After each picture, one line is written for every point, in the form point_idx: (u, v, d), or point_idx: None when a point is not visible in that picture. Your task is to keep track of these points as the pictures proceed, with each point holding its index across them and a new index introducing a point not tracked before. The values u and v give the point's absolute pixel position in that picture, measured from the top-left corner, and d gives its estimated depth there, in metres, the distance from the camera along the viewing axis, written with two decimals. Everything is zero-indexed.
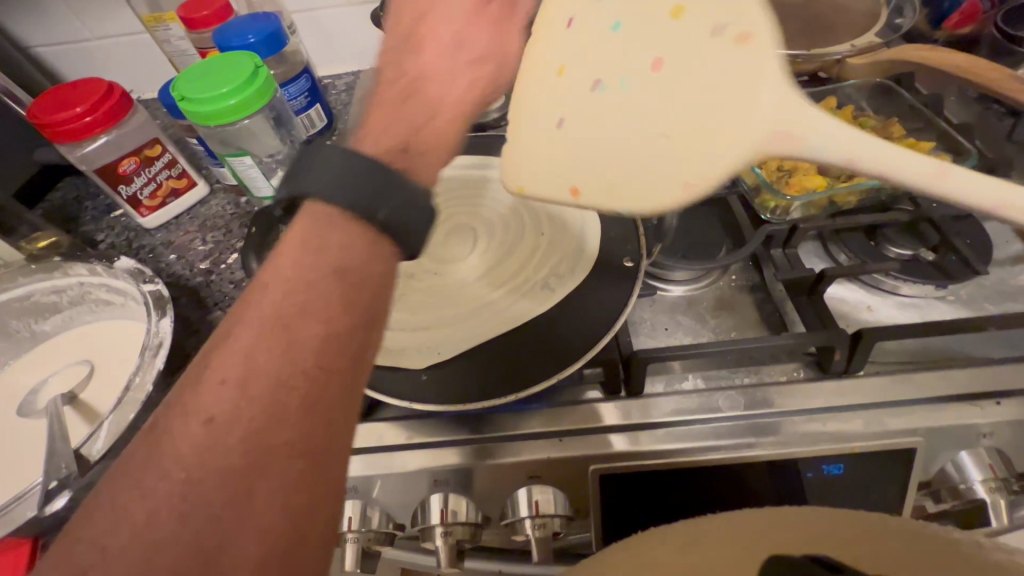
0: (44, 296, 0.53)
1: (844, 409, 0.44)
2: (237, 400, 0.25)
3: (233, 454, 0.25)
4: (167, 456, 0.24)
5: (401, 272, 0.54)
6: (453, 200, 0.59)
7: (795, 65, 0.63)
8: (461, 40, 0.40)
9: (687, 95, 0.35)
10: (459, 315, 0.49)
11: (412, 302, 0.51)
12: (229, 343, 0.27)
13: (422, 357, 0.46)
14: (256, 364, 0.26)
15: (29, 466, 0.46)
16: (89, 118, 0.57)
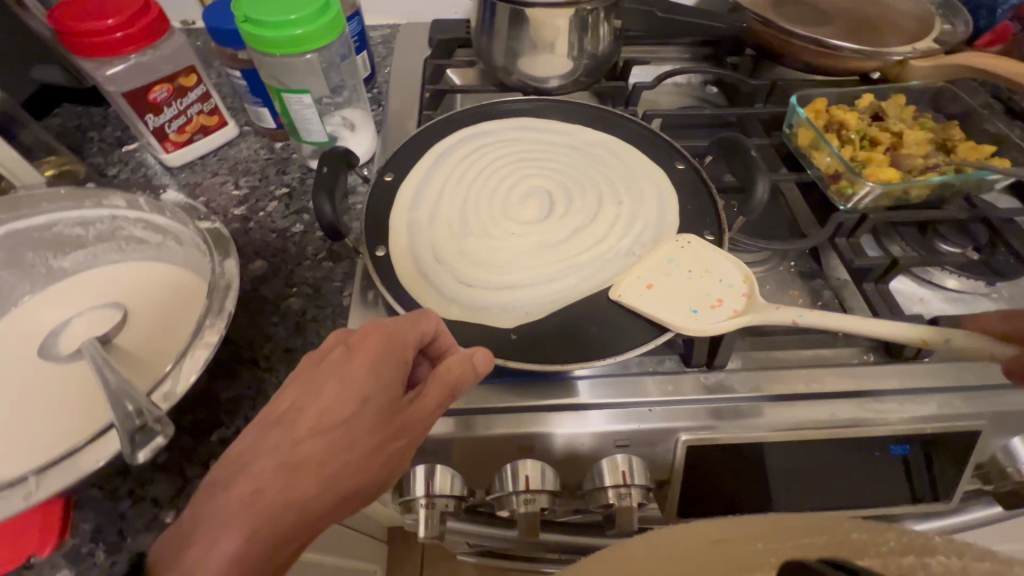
0: (68, 228, 0.47)
1: (921, 392, 0.45)
2: (280, 505, 0.32)
3: (274, 521, 0.32)
4: (226, 502, 0.32)
5: (476, 231, 0.52)
6: (524, 162, 0.58)
7: (856, 62, 0.65)
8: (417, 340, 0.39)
9: (676, 294, 0.46)
10: (543, 277, 0.48)
11: (493, 261, 0.50)
12: (299, 428, 0.35)
13: (510, 317, 0.46)
14: (294, 483, 0.33)
15: (55, 415, 0.40)
16: (121, 33, 0.51)
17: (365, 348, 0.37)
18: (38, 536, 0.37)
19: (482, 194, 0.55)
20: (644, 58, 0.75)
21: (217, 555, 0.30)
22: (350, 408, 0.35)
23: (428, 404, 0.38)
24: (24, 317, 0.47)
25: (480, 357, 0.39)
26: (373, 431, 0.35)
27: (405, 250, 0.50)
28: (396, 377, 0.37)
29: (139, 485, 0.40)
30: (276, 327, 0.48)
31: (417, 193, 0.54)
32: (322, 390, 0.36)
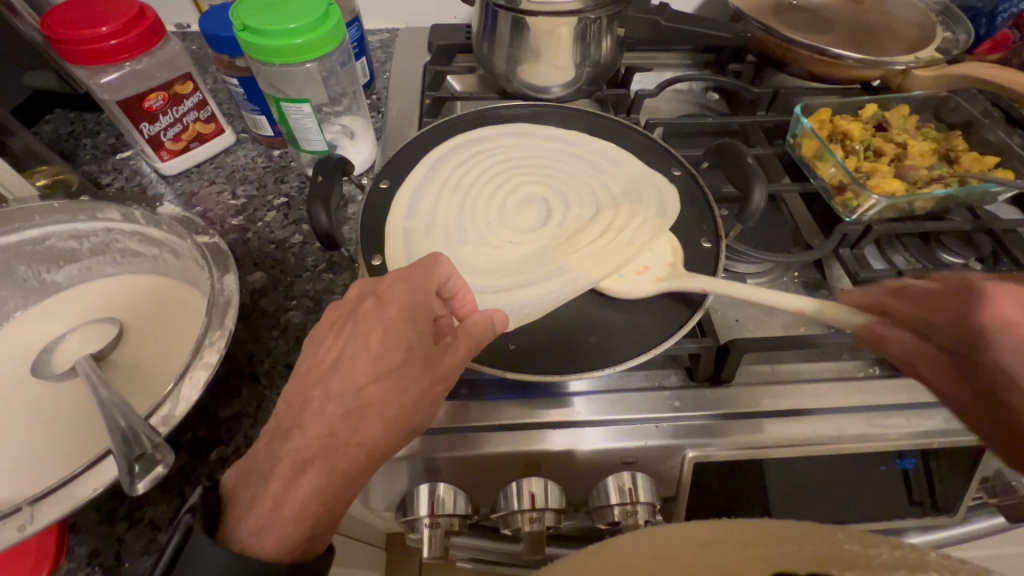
0: (61, 241, 0.46)
1: (928, 407, 0.45)
2: (345, 448, 0.36)
3: (338, 461, 0.35)
4: (295, 446, 0.35)
5: (474, 239, 0.51)
6: (520, 168, 0.57)
7: (858, 71, 0.65)
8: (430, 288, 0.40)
9: (606, 263, 0.48)
10: (538, 284, 0.48)
11: (489, 269, 0.49)
12: (345, 379, 0.37)
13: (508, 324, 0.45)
14: (359, 425, 0.36)
15: (46, 437, 0.39)
16: (116, 41, 0.49)
17: (397, 297, 0.39)
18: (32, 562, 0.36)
19: (478, 201, 0.54)
20: (646, 65, 0.74)
21: (304, 487, 0.34)
22: (392, 359, 0.37)
23: (463, 351, 0.39)
24: (18, 333, 0.46)
25: (498, 316, 0.41)
26: (421, 375, 0.37)
27: (401, 257, 0.48)
28: (426, 326, 0.39)
29: (136, 507, 0.39)
30: (276, 341, 0.47)
31: (413, 199, 0.53)
32: (367, 339, 0.38)
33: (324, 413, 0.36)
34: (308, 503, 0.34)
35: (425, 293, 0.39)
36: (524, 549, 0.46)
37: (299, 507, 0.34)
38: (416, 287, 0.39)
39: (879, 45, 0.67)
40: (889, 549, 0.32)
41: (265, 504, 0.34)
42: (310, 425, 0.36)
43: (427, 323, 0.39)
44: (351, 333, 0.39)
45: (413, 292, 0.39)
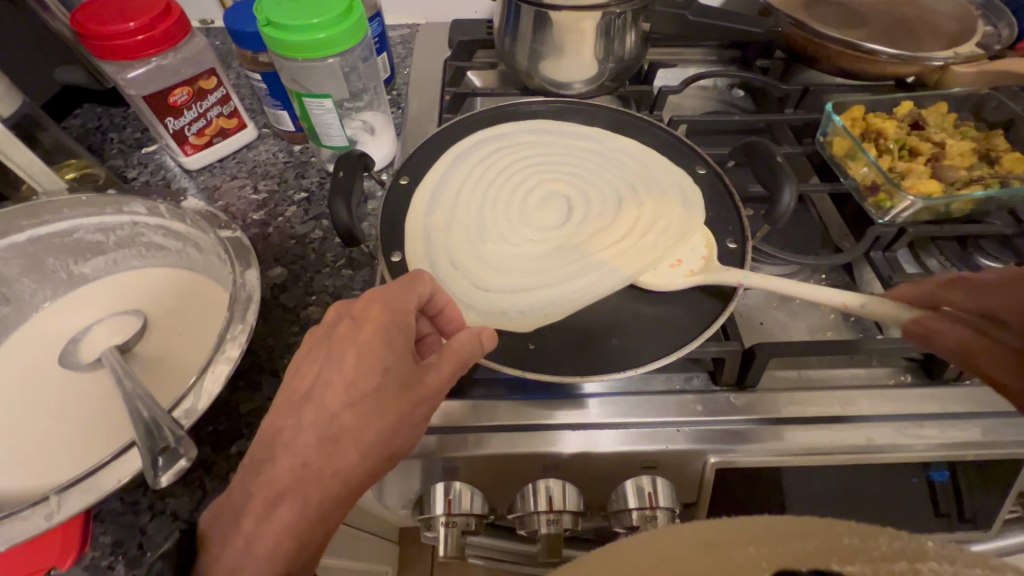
0: (88, 234, 0.46)
1: (962, 416, 0.44)
2: (323, 475, 0.35)
3: (314, 490, 0.35)
4: (272, 477, 0.35)
5: (493, 236, 0.51)
6: (540, 167, 0.56)
7: (892, 67, 0.63)
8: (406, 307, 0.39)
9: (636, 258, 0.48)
10: (559, 280, 0.47)
11: (510, 265, 0.48)
12: (320, 405, 0.36)
13: (528, 321, 0.44)
14: (333, 455, 0.36)
15: (72, 427, 0.40)
16: (142, 37, 0.50)
17: (371, 319, 0.39)
18: (59, 550, 0.36)
19: (499, 197, 0.53)
20: (670, 60, 0.73)
21: (278, 520, 0.35)
22: (367, 382, 0.37)
23: (443, 373, 0.38)
24: (47, 324, 0.47)
25: (487, 332, 0.39)
26: (396, 401, 0.36)
27: (422, 254, 0.48)
28: (401, 348, 0.38)
29: (159, 497, 0.39)
30: (295, 336, 0.48)
31: (433, 195, 0.53)
32: (340, 365, 0.37)
33: (299, 439, 0.36)
34: (285, 532, 0.34)
35: (402, 312, 0.39)
36: (540, 551, 0.46)
37: (276, 538, 0.34)
38: (393, 307, 0.39)
39: (915, 41, 0.64)
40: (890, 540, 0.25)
41: (238, 541, 0.34)
42: (285, 453, 0.36)
43: (401, 344, 0.38)
44: (326, 356, 0.38)
45: (389, 313, 0.39)
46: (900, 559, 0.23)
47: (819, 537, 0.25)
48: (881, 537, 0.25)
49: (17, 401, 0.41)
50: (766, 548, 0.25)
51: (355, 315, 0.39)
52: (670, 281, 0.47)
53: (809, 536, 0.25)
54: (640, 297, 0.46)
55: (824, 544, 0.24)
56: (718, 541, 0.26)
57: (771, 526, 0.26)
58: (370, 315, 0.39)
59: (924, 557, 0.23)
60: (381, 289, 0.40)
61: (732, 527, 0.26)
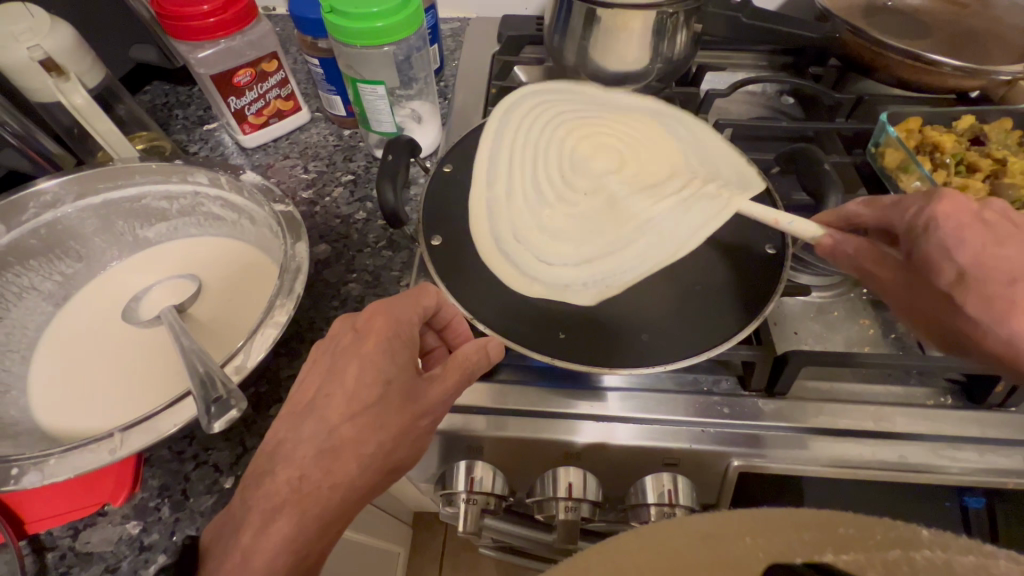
0: (155, 200, 0.50)
1: (1004, 444, 0.42)
2: (324, 488, 0.35)
3: (315, 504, 0.35)
4: (271, 492, 0.35)
5: (550, 212, 0.52)
6: (590, 139, 0.57)
7: (955, 80, 0.60)
8: (406, 323, 0.40)
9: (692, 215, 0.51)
10: (615, 249, 0.49)
11: (569, 237, 0.51)
12: (321, 417, 0.37)
13: (590, 293, 0.46)
14: (333, 467, 0.36)
15: (130, 377, 0.43)
16: (214, 20, 0.53)
17: (374, 331, 0.39)
18: (112, 488, 0.39)
19: (550, 175, 0.55)
20: (719, 64, 0.72)
21: (275, 536, 0.34)
22: (371, 394, 0.37)
23: (447, 384, 0.39)
24: (112, 282, 0.50)
25: (493, 345, 0.41)
26: (398, 413, 0.37)
27: (482, 228, 0.50)
28: (404, 360, 0.39)
29: (203, 449, 0.42)
30: (336, 311, 0.50)
31: (493, 172, 0.54)
32: (342, 376, 0.37)
33: (298, 452, 0.36)
34: (283, 549, 0.34)
35: (407, 326, 0.40)
36: (556, 537, 0.47)
37: (275, 556, 0.34)
38: (395, 320, 0.40)
39: (981, 54, 0.62)
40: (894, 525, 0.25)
41: (235, 556, 0.34)
42: (284, 467, 0.36)
43: (404, 358, 0.39)
44: (327, 368, 0.39)
45: (391, 326, 0.39)
46: (895, 547, 0.24)
47: (815, 528, 0.25)
48: (877, 525, 0.25)
49: (84, 350, 0.45)
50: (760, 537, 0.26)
51: (355, 327, 0.40)
52: (705, 281, 0.47)
53: (804, 527, 0.25)
54: (675, 295, 0.46)
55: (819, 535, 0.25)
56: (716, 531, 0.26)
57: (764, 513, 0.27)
58: (371, 328, 0.39)
59: (919, 544, 0.24)
60: (383, 304, 0.41)
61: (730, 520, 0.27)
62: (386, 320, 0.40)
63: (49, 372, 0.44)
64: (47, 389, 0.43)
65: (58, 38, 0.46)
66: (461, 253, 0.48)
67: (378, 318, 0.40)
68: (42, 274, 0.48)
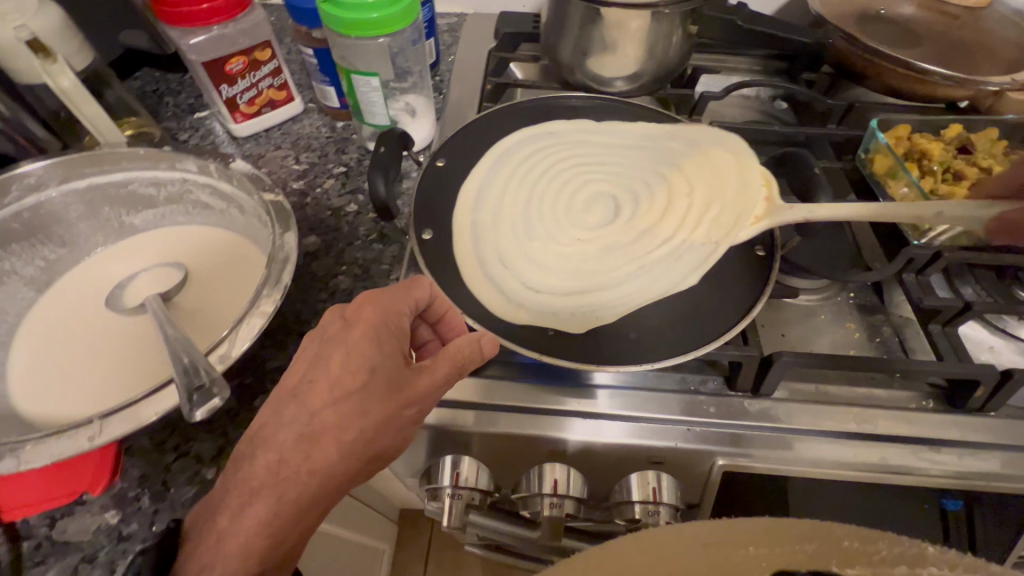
0: (142, 187, 0.49)
1: (984, 448, 0.43)
2: (302, 475, 0.35)
3: (293, 490, 0.35)
4: (248, 476, 0.35)
5: (542, 235, 0.51)
6: (591, 167, 0.55)
7: (944, 89, 0.61)
8: (395, 312, 0.40)
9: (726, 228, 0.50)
10: (607, 285, 0.47)
11: (559, 265, 0.49)
12: (304, 403, 0.37)
13: (580, 321, 0.44)
14: (312, 453, 0.36)
15: (111, 365, 0.42)
16: (207, 6, 0.53)
17: (362, 320, 0.39)
18: (91, 477, 0.39)
19: (548, 195, 0.53)
20: (714, 67, 0.73)
21: (251, 518, 0.34)
22: (354, 382, 0.37)
23: (433, 377, 0.38)
24: (96, 269, 0.50)
25: (487, 340, 0.39)
26: (382, 402, 0.37)
27: (470, 248, 0.49)
28: (389, 351, 0.38)
29: (185, 439, 0.41)
30: (324, 303, 0.50)
31: (481, 190, 0.53)
32: (327, 363, 0.37)
33: (279, 438, 0.36)
34: (257, 533, 0.34)
35: (396, 314, 0.40)
36: (541, 533, 0.47)
37: (251, 539, 0.34)
38: (383, 309, 0.40)
39: (970, 64, 0.63)
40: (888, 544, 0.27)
41: (211, 538, 0.34)
42: (264, 451, 0.36)
43: (390, 347, 0.39)
44: (313, 354, 0.39)
45: (380, 315, 0.39)
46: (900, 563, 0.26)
47: (820, 540, 0.27)
48: (879, 541, 0.27)
49: (66, 337, 0.44)
50: (764, 547, 0.27)
51: (344, 315, 0.40)
52: (694, 283, 0.47)
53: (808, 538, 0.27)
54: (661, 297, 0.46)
55: (825, 547, 0.27)
56: (722, 539, 0.28)
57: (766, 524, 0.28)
58: (359, 317, 0.39)
59: (925, 562, 0.26)
60: (374, 293, 0.41)
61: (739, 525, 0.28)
62: (374, 309, 0.40)
63: (28, 359, 0.43)
64: (26, 376, 0.42)
65: (46, 19, 0.45)
66: (452, 247, 0.48)
67: (367, 307, 0.40)
68: (24, 259, 0.47)
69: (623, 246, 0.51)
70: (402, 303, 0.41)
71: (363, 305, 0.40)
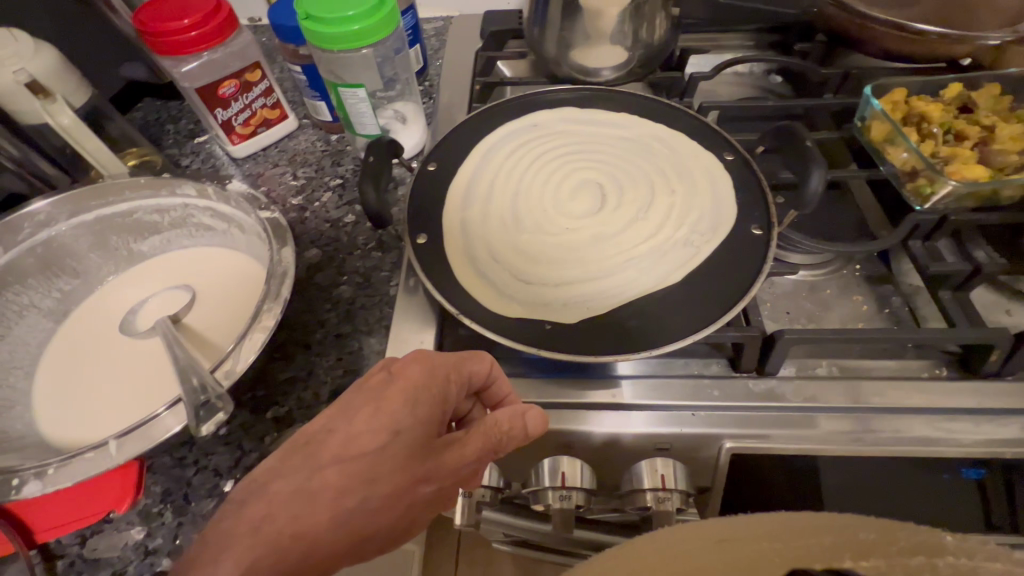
0: (146, 215, 0.50)
1: (999, 414, 0.42)
2: (287, 537, 0.33)
3: (274, 555, 0.32)
4: (234, 527, 0.33)
5: (529, 226, 0.50)
6: (585, 168, 0.53)
7: (941, 48, 0.59)
8: (434, 375, 0.40)
9: (707, 197, 0.50)
10: (598, 273, 0.46)
11: (547, 256, 0.47)
12: (317, 456, 0.36)
13: (571, 312, 0.43)
14: (303, 514, 0.34)
15: (130, 389, 0.44)
16: (195, 33, 0.54)
17: (404, 379, 0.39)
18: (116, 494, 0.40)
19: (533, 186, 0.53)
20: (703, 47, 0.72)
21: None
22: (375, 443, 0.37)
23: (466, 453, 0.39)
24: (105, 295, 0.51)
25: (534, 416, 0.40)
26: (399, 470, 0.36)
27: (459, 248, 0.48)
28: (423, 420, 0.39)
29: (204, 454, 0.43)
30: (328, 314, 0.51)
31: (468, 191, 0.52)
32: (353, 417, 0.37)
33: (277, 490, 0.35)
34: None
35: (433, 378, 0.40)
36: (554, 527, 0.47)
37: None
38: (424, 371, 0.40)
39: (968, 20, 0.61)
40: (908, 534, 0.29)
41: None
42: (257, 502, 0.34)
43: (423, 413, 0.39)
44: (340, 409, 0.38)
45: (419, 379, 0.39)
46: (918, 553, 0.28)
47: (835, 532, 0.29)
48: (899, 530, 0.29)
49: (84, 364, 0.46)
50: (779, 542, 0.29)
51: (384, 372, 0.40)
52: (690, 275, 0.45)
53: (825, 531, 0.29)
54: (648, 285, 0.45)
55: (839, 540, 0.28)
56: (729, 536, 0.29)
57: (773, 519, 0.30)
58: (399, 376, 0.39)
59: (942, 552, 0.28)
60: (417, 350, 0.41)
61: (757, 522, 0.30)
62: (416, 369, 0.40)
63: (50, 388, 0.45)
64: (51, 405, 0.44)
65: (42, 60, 0.46)
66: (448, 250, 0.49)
67: (409, 366, 0.39)
68: (41, 291, 0.49)
69: (605, 242, 0.48)
70: (444, 368, 0.40)
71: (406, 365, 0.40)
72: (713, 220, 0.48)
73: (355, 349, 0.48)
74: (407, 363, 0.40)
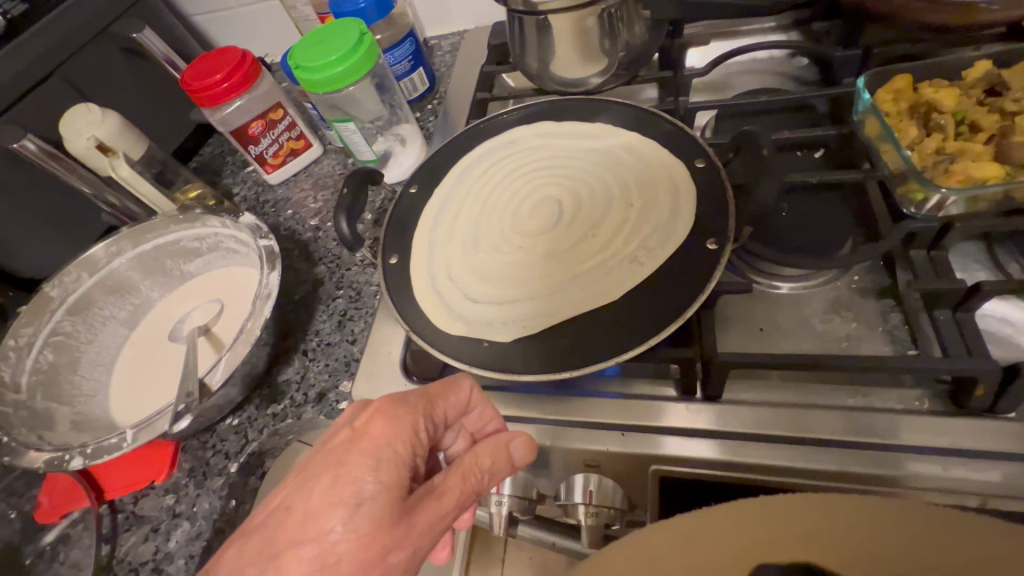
0: (189, 242, 0.62)
1: (982, 456, 0.37)
2: None
3: None
4: None
5: (486, 246, 0.53)
6: (552, 186, 0.55)
7: (988, 15, 0.50)
8: (399, 426, 0.37)
9: (661, 210, 0.49)
10: (541, 291, 0.48)
11: (498, 276, 0.50)
12: (279, 537, 0.33)
13: (509, 330, 0.46)
14: None
15: (171, 385, 0.55)
16: (225, 85, 0.64)
17: (369, 434, 0.36)
18: (157, 468, 0.52)
19: (497, 205, 0.56)
20: (711, 36, 0.67)
21: None
22: (339, 514, 0.33)
23: (442, 507, 0.35)
24: (163, 307, 0.63)
25: (519, 447, 0.39)
26: (367, 543, 0.33)
27: (421, 268, 0.53)
28: (392, 479, 0.35)
29: (218, 439, 0.53)
30: (325, 325, 0.59)
31: (440, 211, 0.57)
32: (315, 486, 0.35)
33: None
34: None
35: (399, 429, 0.37)
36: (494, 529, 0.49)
37: None
38: (388, 422, 0.37)
39: None
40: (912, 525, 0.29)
41: None
42: None
43: (389, 470, 0.35)
44: (304, 473, 0.36)
45: (383, 433, 0.37)
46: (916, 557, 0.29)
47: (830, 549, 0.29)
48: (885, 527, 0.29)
49: (144, 363, 0.59)
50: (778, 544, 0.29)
51: (349, 428, 0.38)
52: (633, 292, 0.45)
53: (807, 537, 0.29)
54: (586, 302, 0.46)
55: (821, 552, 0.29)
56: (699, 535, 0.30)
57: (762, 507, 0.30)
58: (361, 431, 0.37)
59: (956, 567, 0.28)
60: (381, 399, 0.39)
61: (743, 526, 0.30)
62: (378, 419, 0.37)
63: (121, 382, 0.58)
64: (120, 394, 0.57)
65: (107, 126, 0.59)
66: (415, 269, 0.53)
67: (372, 421, 0.37)
68: (118, 305, 0.63)
69: (553, 262, 0.50)
70: (408, 416, 0.38)
71: (371, 416, 0.38)
72: (664, 235, 0.48)
73: (339, 356, 0.55)
74: (368, 421, 0.37)
